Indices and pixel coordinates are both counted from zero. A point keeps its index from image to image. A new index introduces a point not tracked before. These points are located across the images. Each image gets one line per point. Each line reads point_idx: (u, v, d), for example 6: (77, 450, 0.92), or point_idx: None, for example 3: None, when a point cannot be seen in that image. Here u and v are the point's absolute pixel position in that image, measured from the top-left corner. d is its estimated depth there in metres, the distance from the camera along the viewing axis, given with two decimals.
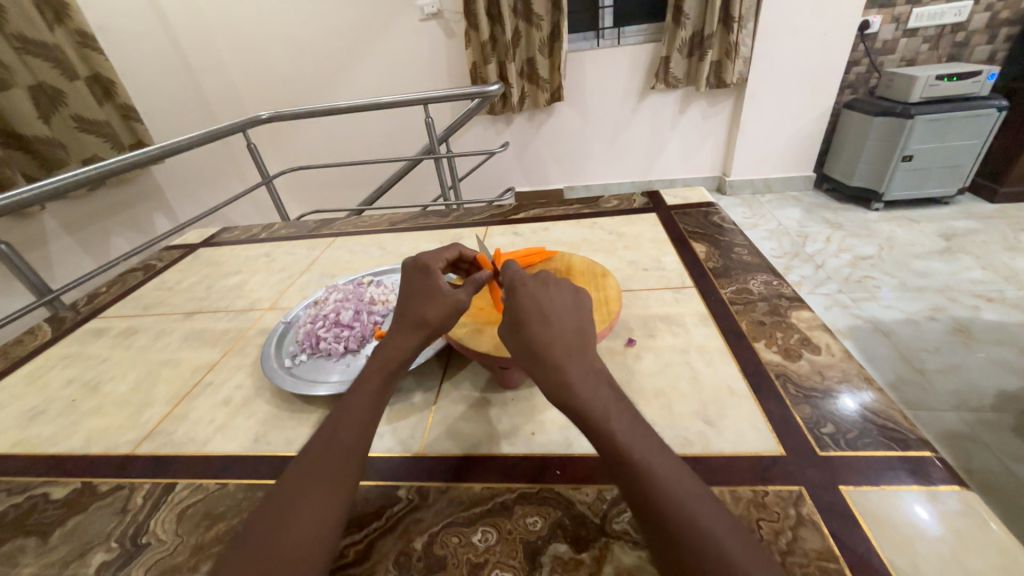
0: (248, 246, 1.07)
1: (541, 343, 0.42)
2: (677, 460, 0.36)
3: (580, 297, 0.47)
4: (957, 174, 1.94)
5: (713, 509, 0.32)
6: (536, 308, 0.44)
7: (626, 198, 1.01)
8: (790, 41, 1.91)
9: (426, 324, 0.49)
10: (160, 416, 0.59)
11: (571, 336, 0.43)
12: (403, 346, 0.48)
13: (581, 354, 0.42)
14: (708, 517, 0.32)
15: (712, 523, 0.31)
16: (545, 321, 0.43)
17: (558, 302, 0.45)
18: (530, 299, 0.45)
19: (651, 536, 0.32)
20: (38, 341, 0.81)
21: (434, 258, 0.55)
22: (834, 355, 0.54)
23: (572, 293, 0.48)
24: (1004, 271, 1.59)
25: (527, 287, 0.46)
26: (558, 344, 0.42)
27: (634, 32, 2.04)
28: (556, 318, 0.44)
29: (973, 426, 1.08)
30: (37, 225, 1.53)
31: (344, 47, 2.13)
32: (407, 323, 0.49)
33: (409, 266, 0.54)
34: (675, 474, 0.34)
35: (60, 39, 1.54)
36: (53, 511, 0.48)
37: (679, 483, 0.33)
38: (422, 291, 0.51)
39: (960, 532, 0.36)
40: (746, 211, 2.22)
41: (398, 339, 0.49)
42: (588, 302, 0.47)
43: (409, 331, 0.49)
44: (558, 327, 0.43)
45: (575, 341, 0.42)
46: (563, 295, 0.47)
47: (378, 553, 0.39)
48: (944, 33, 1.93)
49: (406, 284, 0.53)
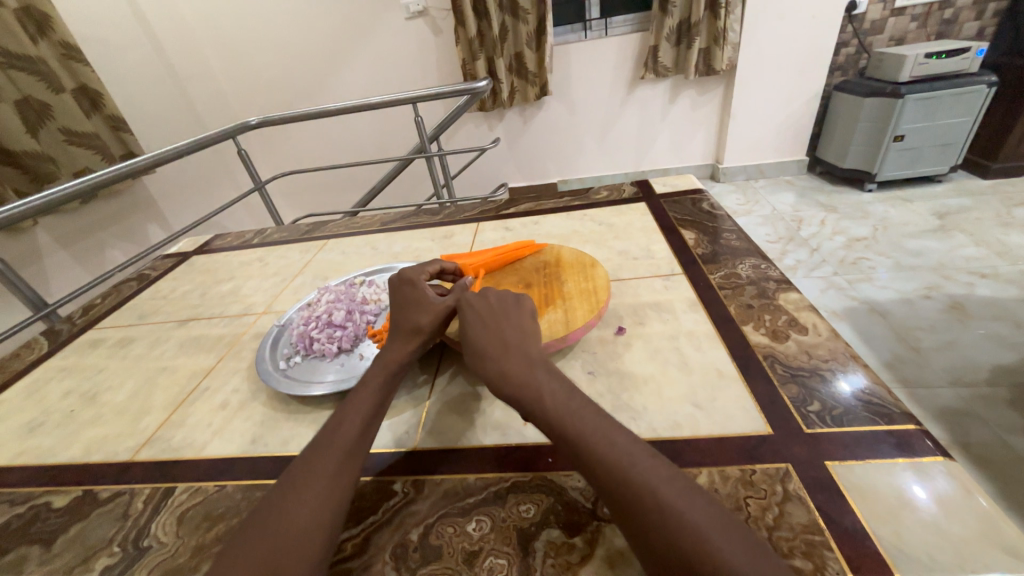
0: (241, 252, 1.07)
1: (483, 348, 0.46)
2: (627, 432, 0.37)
3: (520, 301, 0.51)
4: (948, 152, 1.94)
5: (669, 475, 0.33)
6: (478, 318, 0.49)
7: (615, 188, 1.01)
8: (778, 26, 1.90)
9: (420, 330, 0.50)
10: (158, 422, 0.59)
11: (511, 337, 0.46)
12: (401, 351, 0.50)
13: (525, 349, 0.45)
14: (656, 478, 0.33)
15: (662, 484, 0.32)
16: (488, 328, 0.47)
17: (503, 314, 0.49)
18: (472, 311, 0.50)
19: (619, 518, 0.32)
20: (35, 354, 0.82)
21: (418, 270, 0.57)
22: (821, 335, 0.55)
23: (515, 298, 0.51)
24: (998, 247, 1.60)
25: (468, 304, 0.51)
26: (498, 348, 0.45)
27: (621, 21, 2.02)
28: (496, 325, 0.48)
29: (970, 401, 1.09)
30: (31, 240, 1.54)
31: (331, 48, 2.12)
32: (401, 331, 0.51)
33: (395, 278, 0.56)
34: (621, 445, 0.35)
35: (45, 52, 1.54)
36: (55, 519, 0.49)
37: (626, 453, 0.34)
38: (411, 301, 0.53)
39: (944, 501, 0.36)
40: (739, 198, 2.22)
41: (395, 346, 0.50)
42: (529, 305, 0.50)
43: (403, 339, 0.50)
44: (499, 333, 0.47)
45: (516, 341, 0.45)
46: (505, 301, 0.50)
47: (375, 546, 0.40)
48: (932, 10, 1.92)
49: (394, 297, 0.55)
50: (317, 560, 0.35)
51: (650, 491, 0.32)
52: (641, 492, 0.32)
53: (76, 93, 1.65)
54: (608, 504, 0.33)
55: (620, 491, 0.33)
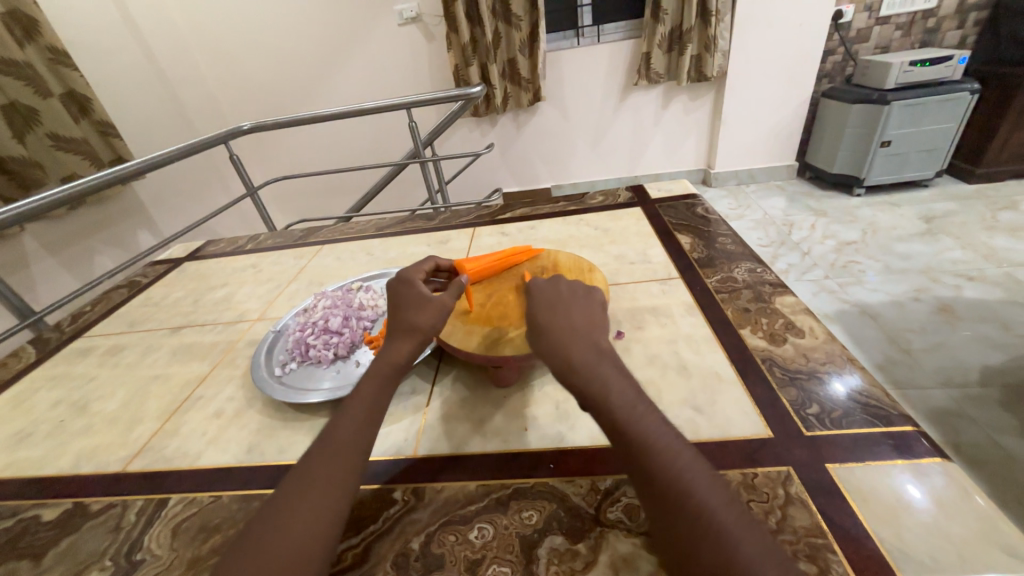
0: (234, 258, 1.06)
1: (548, 326, 0.44)
2: (683, 441, 0.36)
3: (589, 292, 0.49)
4: (934, 157, 1.98)
5: (710, 476, 0.33)
6: (546, 301, 0.47)
7: (611, 193, 1.02)
8: (767, 34, 1.94)
9: (420, 329, 0.50)
10: (151, 432, 0.58)
11: (577, 321, 0.45)
12: (400, 352, 0.49)
13: (590, 337, 0.43)
14: (710, 492, 0.32)
15: (715, 501, 0.31)
16: (555, 309, 0.46)
17: (568, 294, 0.48)
18: (541, 292, 0.48)
19: (649, 495, 0.33)
20: (22, 363, 0.80)
21: (417, 270, 0.56)
22: (818, 338, 0.55)
23: (583, 288, 0.50)
24: (983, 250, 1.63)
25: (536, 286, 0.49)
26: (565, 327, 0.44)
27: (613, 29, 2.05)
28: (564, 308, 0.46)
29: (960, 401, 1.11)
30: (18, 247, 1.51)
31: (324, 53, 2.11)
32: (398, 331, 0.50)
33: (392, 278, 0.55)
34: (677, 455, 0.34)
35: (32, 57, 1.52)
36: (45, 533, 0.48)
37: (682, 465, 0.33)
38: (409, 301, 0.52)
39: (943, 502, 0.37)
40: (731, 202, 2.25)
41: (392, 346, 0.49)
42: (598, 295, 0.49)
43: (400, 338, 0.49)
44: (566, 314, 0.45)
45: (582, 326, 0.44)
46: (572, 289, 0.49)
47: (376, 555, 0.39)
48: (915, 19, 1.97)
49: (391, 296, 0.54)
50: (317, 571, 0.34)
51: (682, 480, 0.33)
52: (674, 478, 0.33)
53: (64, 98, 1.63)
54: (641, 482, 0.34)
55: (666, 483, 0.33)
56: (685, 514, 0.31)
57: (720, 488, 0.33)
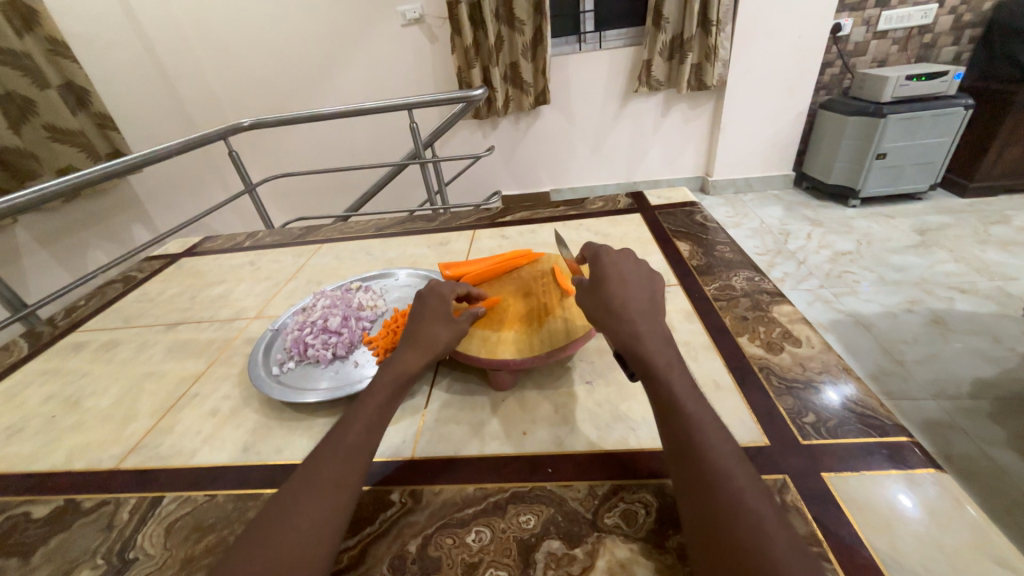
0: (232, 255, 1.05)
1: (616, 300, 0.45)
2: (724, 432, 0.37)
3: (652, 276, 0.49)
4: (928, 170, 2.01)
5: (745, 467, 0.35)
6: (615, 276, 0.48)
7: (611, 199, 1.02)
8: (767, 44, 1.96)
9: (435, 345, 0.49)
10: (145, 429, 0.57)
11: (644, 300, 0.46)
12: (412, 363, 0.48)
13: (652, 317, 0.44)
14: (745, 478, 0.34)
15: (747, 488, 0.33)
16: (623, 286, 0.47)
17: (635, 275, 0.48)
18: (612, 267, 0.49)
19: (690, 468, 0.35)
20: (14, 357, 0.79)
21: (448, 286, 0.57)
22: (814, 347, 0.56)
23: (646, 272, 0.50)
24: (976, 263, 1.65)
25: (607, 259, 0.50)
26: (632, 303, 0.45)
27: (615, 35, 2.06)
28: (632, 286, 0.47)
29: (951, 413, 1.12)
30: (10, 239, 1.50)
31: (326, 52, 2.11)
32: (418, 343, 0.49)
33: (422, 291, 0.56)
34: (718, 438, 0.36)
35: (30, 47, 1.50)
36: (35, 530, 0.47)
37: (722, 449, 0.36)
38: (432, 315, 0.52)
39: (936, 512, 0.37)
40: (728, 211, 2.26)
41: (408, 356, 0.48)
42: (660, 282, 0.49)
43: (417, 349, 0.49)
44: (634, 291, 0.46)
45: (647, 307, 0.45)
46: (637, 271, 0.49)
47: (372, 557, 0.39)
48: (912, 35, 2.00)
49: (416, 308, 0.54)
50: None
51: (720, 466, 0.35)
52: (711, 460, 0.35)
53: (62, 90, 1.62)
54: (683, 456, 0.36)
55: (705, 461, 0.35)
56: (720, 488, 0.33)
57: (752, 474, 0.34)
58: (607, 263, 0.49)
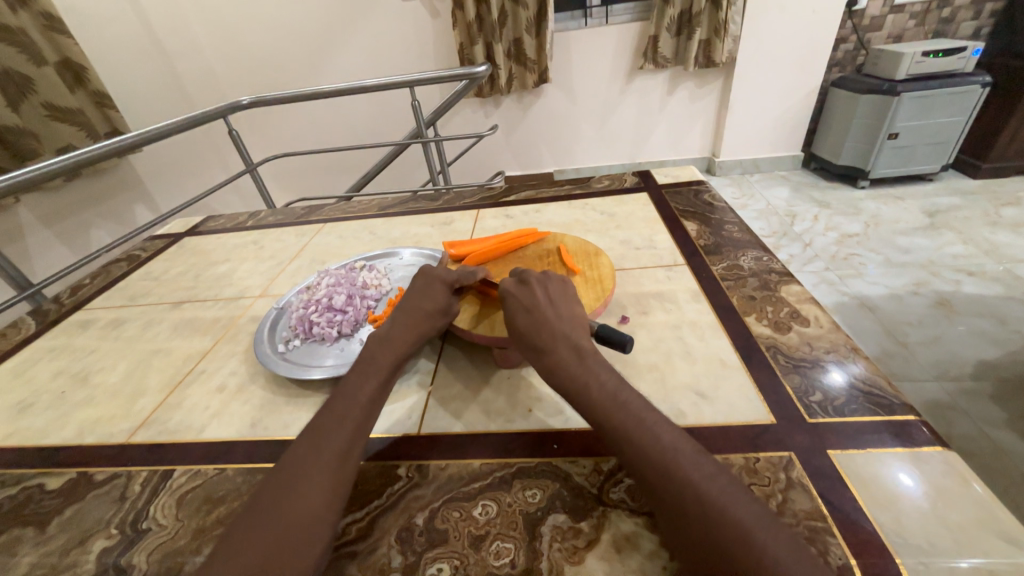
0: (234, 234, 1.05)
1: (527, 332, 0.46)
2: (670, 426, 0.37)
3: (562, 284, 0.51)
4: (940, 151, 1.96)
5: (700, 460, 0.34)
6: (521, 308, 0.48)
7: (617, 178, 1.00)
8: (780, 19, 1.89)
9: (427, 329, 0.52)
10: (154, 404, 0.58)
11: (558, 320, 0.46)
12: (403, 338, 0.50)
13: (568, 336, 0.44)
14: (695, 470, 0.33)
15: (697, 475, 0.33)
16: (534, 315, 0.47)
17: (543, 291, 0.49)
18: (516, 300, 0.49)
19: (643, 479, 0.34)
20: (22, 334, 0.79)
21: (453, 272, 0.56)
22: (822, 327, 0.55)
23: (558, 286, 0.51)
24: (985, 245, 1.63)
25: (511, 289, 0.50)
26: (547, 327, 0.45)
27: (622, 10, 2.00)
28: (543, 310, 0.47)
29: (954, 395, 1.12)
30: (13, 219, 1.50)
31: (325, 28, 2.06)
32: (411, 321, 0.51)
33: (427, 272, 0.56)
34: (659, 432, 0.36)
35: (25, 22, 1.47)
36: (50, 501, 0.48)
37: (667, 443, 0.35)
38: (429, 301, 0.53)
39: (940, 490, 0.37)
40: (735, 192, 2.23)
41: (396, 337, 0.49)
42: (571, 288, 0.51)
43: (412, 328, 0.51)
44: (549, 314, 0.47)
45: (561, 324, 0.46)
46: (549, 288, 0.50)
47: (380, 529, 0.40)
48: (931, 8, 1.93)
49: (415, 290, 0.55)
50: (317, 558, 0.34)
51: (670, 463, 0.34)
52: (664, 461, 0.34)
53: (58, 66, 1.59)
54: (636, 469, 0.35)
55: (653, 467, 0.34)
56: (675, 483, 0.32)
57: (702, 461, 0.34)
58: (512, 293, 0.49)
